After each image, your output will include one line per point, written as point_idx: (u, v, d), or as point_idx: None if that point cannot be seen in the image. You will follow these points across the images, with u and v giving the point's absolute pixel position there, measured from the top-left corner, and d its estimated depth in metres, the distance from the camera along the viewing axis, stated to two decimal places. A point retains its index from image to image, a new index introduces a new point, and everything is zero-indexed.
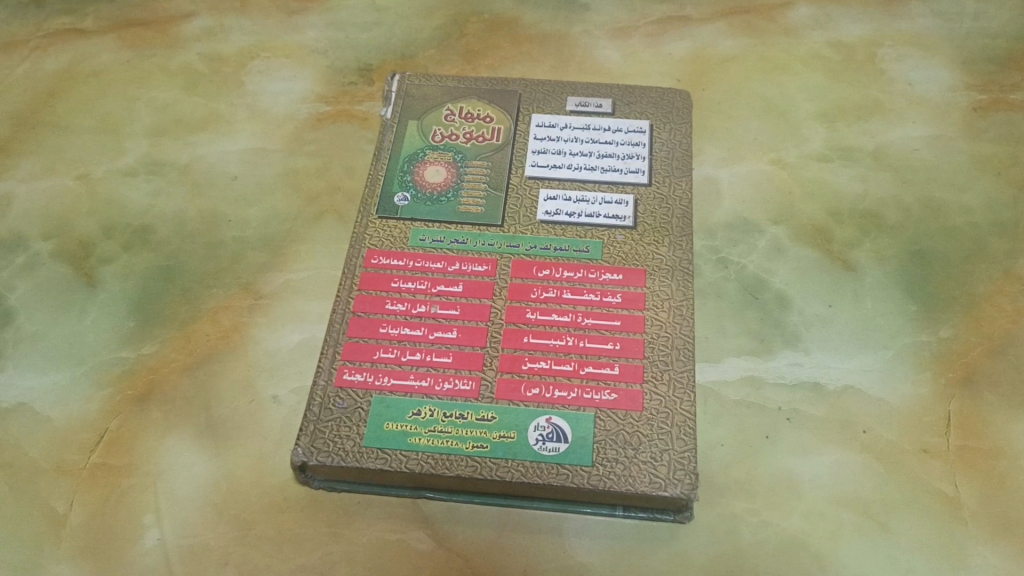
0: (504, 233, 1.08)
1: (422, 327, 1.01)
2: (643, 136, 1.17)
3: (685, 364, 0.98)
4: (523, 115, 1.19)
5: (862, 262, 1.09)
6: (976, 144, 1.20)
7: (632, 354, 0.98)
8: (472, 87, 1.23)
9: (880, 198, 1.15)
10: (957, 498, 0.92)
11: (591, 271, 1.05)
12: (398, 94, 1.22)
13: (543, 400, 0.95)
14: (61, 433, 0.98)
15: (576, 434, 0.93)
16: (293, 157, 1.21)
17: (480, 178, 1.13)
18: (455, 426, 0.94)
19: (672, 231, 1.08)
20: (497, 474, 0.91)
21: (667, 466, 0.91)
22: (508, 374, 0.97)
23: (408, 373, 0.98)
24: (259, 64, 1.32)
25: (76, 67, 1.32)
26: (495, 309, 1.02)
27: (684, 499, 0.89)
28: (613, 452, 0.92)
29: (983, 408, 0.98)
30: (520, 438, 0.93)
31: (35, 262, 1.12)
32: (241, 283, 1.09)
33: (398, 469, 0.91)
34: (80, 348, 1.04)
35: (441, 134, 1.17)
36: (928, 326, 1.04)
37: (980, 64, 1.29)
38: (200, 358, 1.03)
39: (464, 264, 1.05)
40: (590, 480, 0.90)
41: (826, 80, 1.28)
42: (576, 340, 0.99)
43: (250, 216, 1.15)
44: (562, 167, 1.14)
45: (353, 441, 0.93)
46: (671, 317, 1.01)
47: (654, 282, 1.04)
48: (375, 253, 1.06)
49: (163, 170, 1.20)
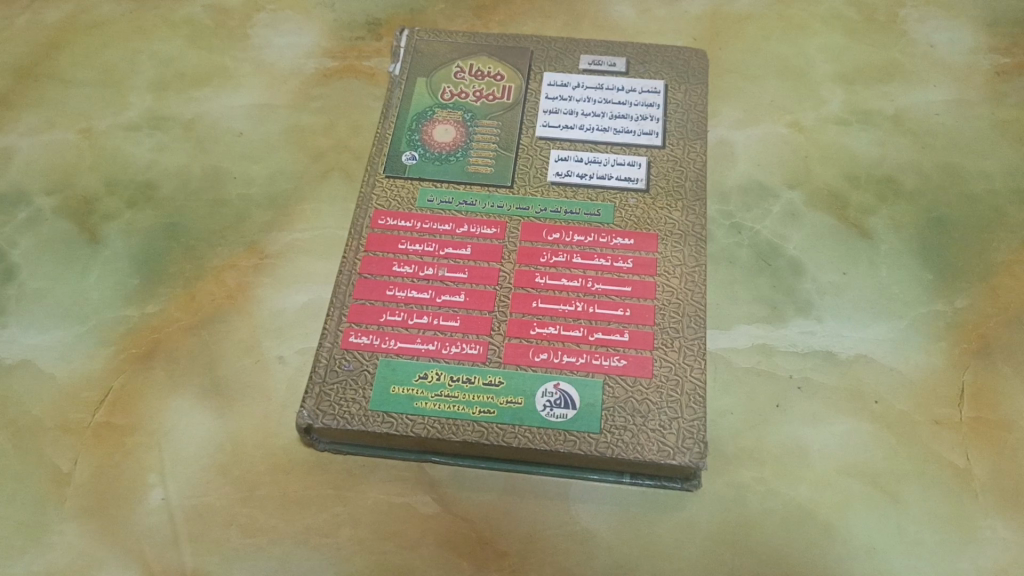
0: (513, 195, 1.06)
1: (429, 290, 0.99)
2: (657, 96, 1.15)
3: (695, 331, 0.96)
4: (535, 73, 1.17)
5: (877, 229, 1.07)
6: (998, 109, 1.17)
7: (642, 321, 0.97)
8: (483, 44, 1.20)
9: (898, 163, 1.13)
10: (969, 471, 0.91)
11: (602, 235, 1.03)
12: (407, 49, 1.19)
13: (552, 365, 0.94)
14: (64, 392, 0.97)
15: (584, 401, 0.92)
16: (299, 114, 1.18)
17: (490, 138, 1.10)
18: (462, 390, 0.93)
19: (686, 195, 1.06)
20: (503, 440, 0.90)
21: (675, 433, 0.90)
22: (516, 339, 0.96)
23: (415, 337, 0.96)
24: (265, 17, 1.29)
25: (78, 18, 1.30)
26: (504, 273, 1.00)
27: (692, 466, 0.88)
28: (622, 420, 0.91)
29: (997, 379, 0.96)
30: (528, 404, 0.92)
31: (38, 217, 1.10)
32: (246, 242, 1.07)
33: (404, 433, 0.90)
34: (84, 306, 1.03)
35: (451, 91, 1.14)
36: (943, 295, 1.02)
37: (1005, 26, 1.26)
38: (204, 318, 1.02)
39: (472, 226, 1.04)
40: (597, 447, 0.89)
41: (846, 40, 1.25)
42: (585, 306, 0.98)
43: (255, 173, 1.13)
44: (574, 128, 1.11)
45: (358, 404, 0.92)
46: (683, 284, 0.99)
47: (665, 247, 1.02)
48: (382, 214, 1.04)
49: (167, 125, 1.18)
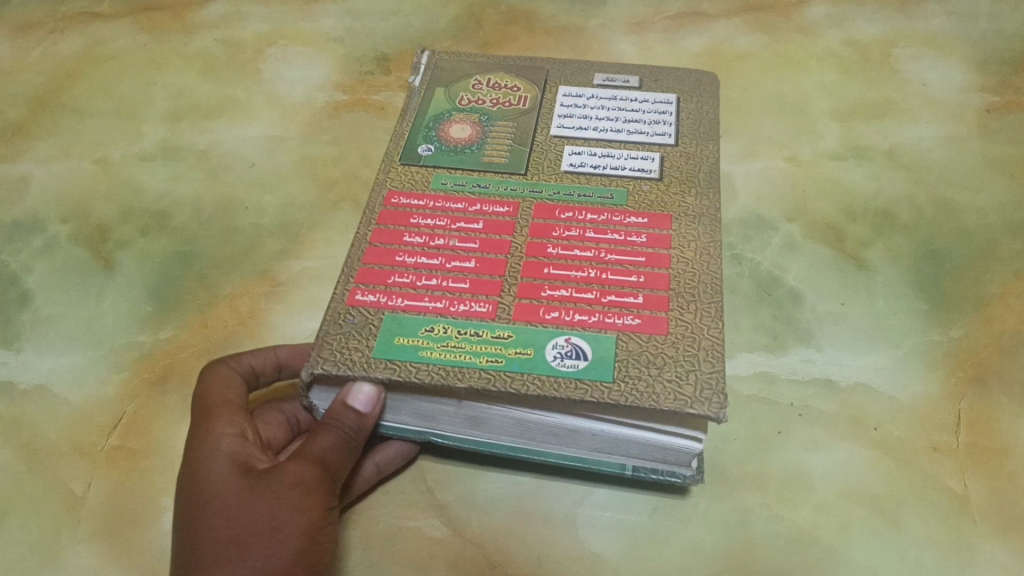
0: (526, 180, 1.04)
1: (439, 257, 0.95)
2: (671, 106, 1.12)
3: (712, 296, 0.91)
4: (550, 86, 1.16)
5: (873, 260, 1.10)
6: (989, 145, 1.21)
7: (657, 287, 0.92)
8: (501, 62, 1.19)
9: (894, 197, 1.16)
10: (967, 497, 0.93)
11: (615, 215, 0.99)
12: (427, 65, 1.18)
13: (562, 322, 0.88)
14: (77, 416, 0.98)
15: (596, 353, 0.85)
16: (310, 145, 1.21)
17: (506, 136, 1.09)
18: (469, 341, 0.86)
19: (700, 183, 1.03)
20: (510, 385, 0.82)
21: (693, 385, 0.82)
22: (525, 299, 0.91)
23: (422, 296, 0.91)
24: (277, 51, 1.32)
25: (93, 51, 1.33)
26: (515, 244, 0.96)
27: (710, 416, 0.79)
28: (636, 370, 0.84)
29: (993, 407, 0.99)
30: (537, 355, 0.85)
31: (53, 244, 1.12)
32: (258, 269, 1.10)
33: (405, 379, 0.83)
34: (97, 331, 1.05)
35: (468, 98, 1.13)
36: (939, 325, 1.05)
37: (994, 65, 1.30)
38: (217, 343, 1.04)
39: (485, 205, 1.00)
40: (609, 395, 0.81)
41: (841, 79, 1.29)
42: (598, 273, 0.93)
43: (267, 202, 1.16)
44: (588, 130, 1.10)
45: (363, 352, 0.86)
46: (697, 256, 0.95)
47: (680, 226, 0.98)
48: (396, 194, 1.02)
49: (179, 155, 1.21)
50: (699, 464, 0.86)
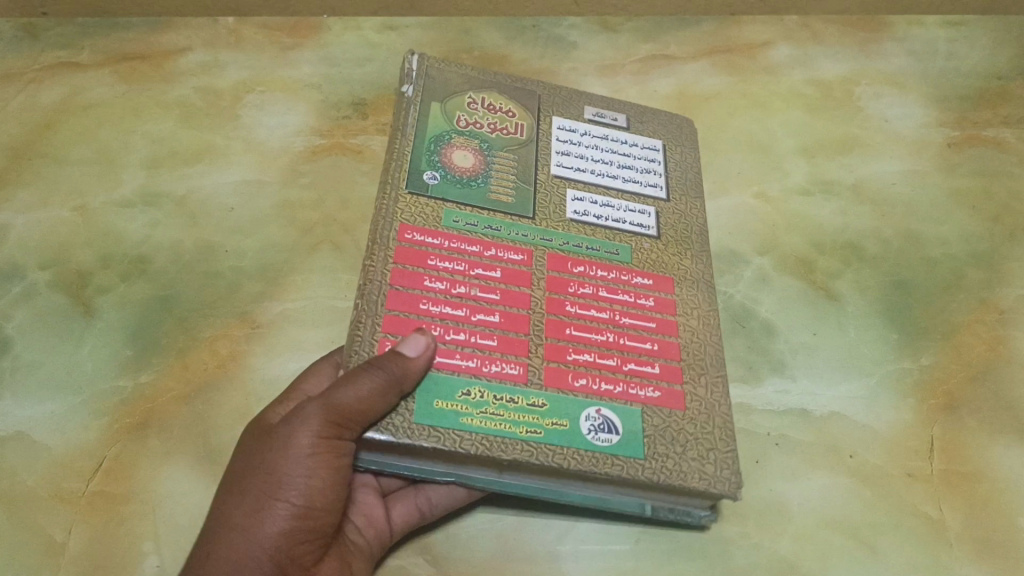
0: (536, 227, 1.03)
1: (464, 308, 0.93)
2: (658, 155, 1.17)
3: (719, 369, 0.97)
4: (543, 115, 1.16)
5: (843, 291, 1.13)
6: (951, 178, 1.25)
7: (670, 356, 0.96)
8: (491, 82, 1.17)
9: (861, 230, 1.19)
10: (943, 521, 0.94)
11: (623, 273, 1.02)
12: (418, 73, 1.13)
13: (591, 390, 0.91)
14: (57, 462, 0.98)
15: (626, 427, 0.89)
16: (288, 189, 1.23)
17: (508, 171, 1.07)
18: (508, 409, 0.87)
19: (692, 246, 1.08)
20: (554, 461, 0.84)
21: (714, 464, 0.89)
22: (554, 363, 0.92)
23: (453, 352, 0.89)
24: (254, 98, 1.35)
25: (72, 100, 1.35)
26: (535, 298, 0.96)
27: (732, 497, 0.86)
28: (664, 448, 0.88)
29: (964, 433, 1.01)
30: (573, 427, 0.87)
31: (32, 291, 1.12)
32: (238, 312, 1.11)
33: (453, 450, 0.83)
34: (77, 377, 1.05)
35: (466, 120, 1.10)
36: (909, 354, 1.07)
37: (953, 102, 1.35)
38: (197, 387, 1.04)
39: (500, 251, 0.99)
40: (644, 474, 0.86)
41: (806, 116, 1.33)
42: (616, 337, 0.95)
43: (246, 246, 1.17)
44: (586, 172, 1.11)
45: (404, 415, 0.84)
46: (701, 325, 1.00)
47: (682, 290, 1.03)
48: (409, 228, 0.97)
49: (159, 202, 1.22)
50: (713, 505, 0.91)
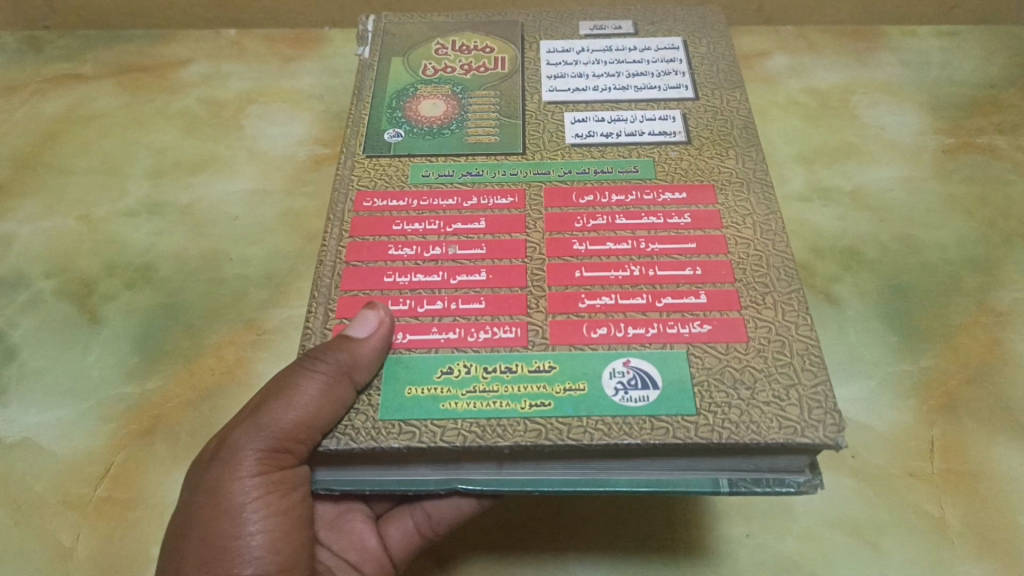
0: (527, 162, 0.97)
1: (440, 272, 0.87)
2: (676, 53, 1.10)
3: (788, 284, 0.85)
4: (530, 44, 1.13)
5: (843, 295, 1.14)
6: (947, 185, 1.27)
7: (720, 279, 0.85)
8: (463, 23, 1.15)
9: (859, 235, 1.21)
10: (944, 519, 0.96)
11: (646, 192, 0.93)
12: (374, 33, 1.14)
13: (615, 340, 0.81)
14: (65, 468, 0.99)
15: (668, 379, 0.78)
16: (292, 197, 1.24)
17: (489, 108, 1.04)
18: (502, 382, 0.79)
19: (737, 143, 0.99)
20: (570, 437, 0.75)
21: (798, 405, 0.76)
22: (562, 316, 0.83)
23: (429, 326, 0.83)
24: (258, 109, 1.36)
25: (76, 112, 1.36)
26: (532, 244, 0.89)
27: (828, 445, 0.73)
28: (722, 395, 0.77)
29: (965, 432, 1.02)
30: (592, 390, 0.78)
31: (38, 300, 1.13)
32: (243, 319, 1.11)
33: (433, 443, 0.75)
34: (84, 384, 1.05)
35: (434, 68, 1.09)
36: (909, 356, 1.08)
37: (947, 109, 1.37)
38: (204, 392, 1.05)
39: (483, 198, 0.93)
40: (698, 433, 0.75)
41: (803, 125, 1.35)
42: (643, 270, 0.86)
43: (251, 254, 1.18)
44: (587, 90, 1.06)
45: (365, 415, 0.77)
46: (757, 232, 0.90)
47: (725, 198, 0.93)
48: (367, 197, 0.94)
49: (163, 211, 1.23)
50: (813, 467, 0.77)
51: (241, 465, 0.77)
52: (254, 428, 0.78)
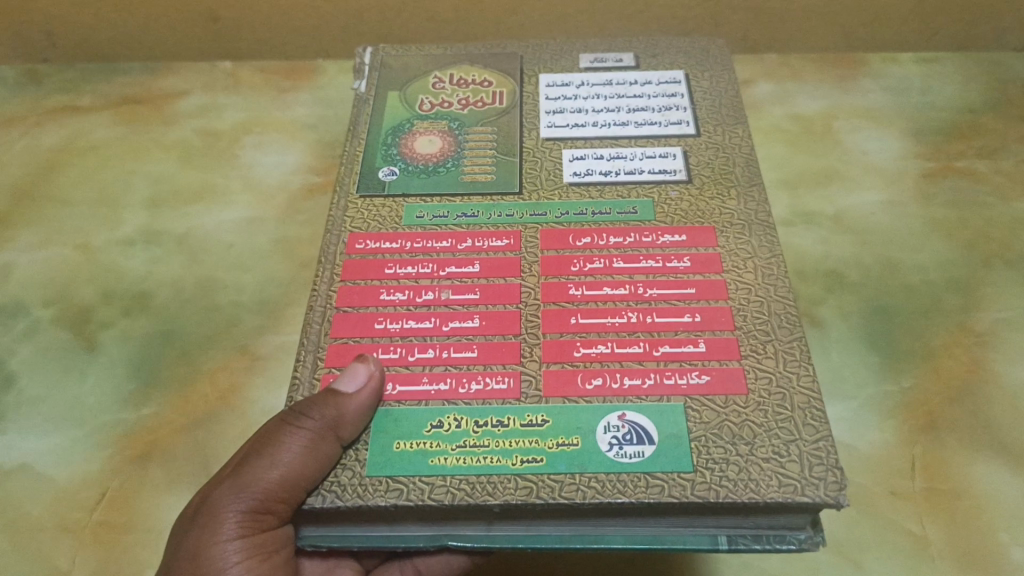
0: (523, 202, 1.00)
1: (433, 319, 0.89)
2: (677, 87, 1.12)
3: (789, 332, 0.86)
4: (530, 77, 1.16)
5: (826, 318, 1.17)
6: (928, 208, 1.29)
7: (719, 327, 0.87)
8: (462, 56, 1.19)
9: (841, 258, 1.23)
10: (925, 537, 0.97)
11: (645, 234, 0.95)
12: (370, 65, 1.18)
13: (611, 391, 0.83)
14: (61, 493, 1.00)
15: (664, 434, 0.79)
16: (286, 225, 1.27)
17: (486, 145, 1.06)
18: (493, 437, 0.80)
19: (739, 182, 1.01)
20: (562, 495, 0.76)
21: (799, 462, 0.77)
22: (556, 365, 0.85)
23: (420, 377, 0.85)
24: (252, 139, 1.39)
25: (75, 143, 1.39)
26: (526, 289, 0.91)
27: (830, 503, 0.73)
28: (719, 451, 0.78)
29: (945, 451, 1.04)
30: (585, 445, 0.79)
31: (37, 328, 1.15)
32: (237, 345, 1.13)
33: (422, 501, 0.77)
34: (81, 410, 1.07)
35: (431, 103, 1.12)
36: (891, 377, 1.10)
37: (928, 135, 1.40)
38: (198, 418, 1.07)
39: (477, 240, 0.96)
40: (694, 490, 0.75)
41: (787, 151, 1.38)
42: (641, 317, 0.88)
43: (245, 281, 1.20)
44: (586, 126, 1.09)
45: (352, 471, 0.79)
46: (759, 276, 0.91)
47: (726, 240, 0.94)
48: (359, 238, 0.96)
49: (160, 239, 1.25)
50: (814, 524, 0.77)
51: (222, 529, 0.79)
52: (236, 487, 0.79)
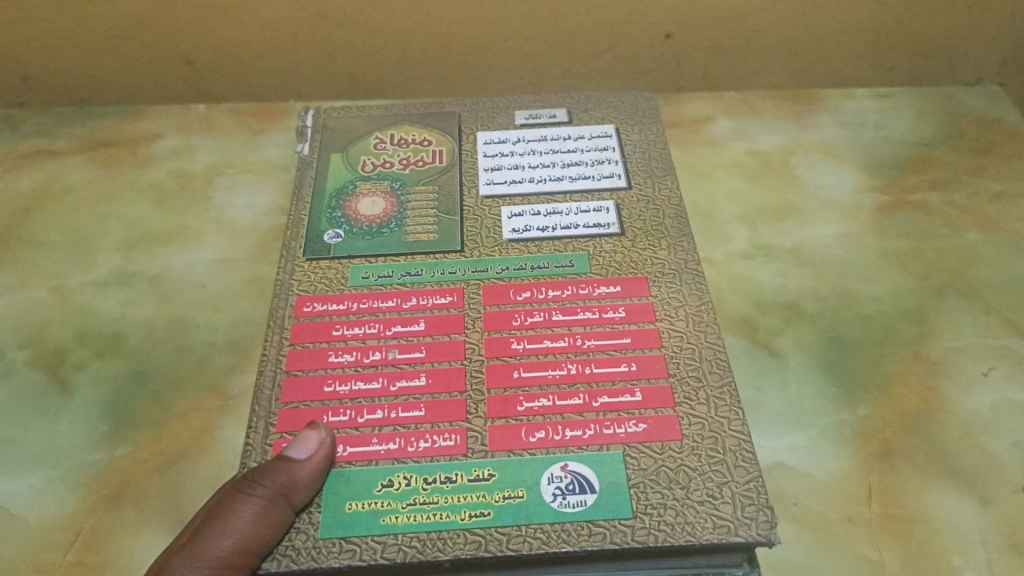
0: (466, 260, 1.12)
1: (381, 380, 0.99)
2: (607, 142, 1.27)
3: (720, 378, 0.99)
4: (469, 135, 1.30)
5: (785, 349, 1.20)
6: (882, 240, 1.34)
7: (656, 374, 0.99)
8: (400, 116, 1.33)
9: (799, 290, 1.27)
10: (882, 562, 1.00)
11: (582, 287, 1.08)
12: (315, 127, 1.31)
13: (554, 444, 0.93)
14: (34, 534, 1.02)
15: (605, 483, 0.90)
16: (258, 265, 1.29)
17: (426, 205, 1.19)
18: (441, 493, 0.90)
19: (669, 233, 1.15)
20: (511, 546, 0.86)
21: (732, 504, 0.88)
22: (500, 421, 0.96)
23: (370, 438, 0.95)
24: (224, 180, 1.42)
25: (49, 187, 1.41)
26: (470, 345, 1.03)
27: (762, 541, 0.85)
28: (658, 497, 0.89)
29: (900, 478, 1.07)
30: (530, 497, 0.89)
31: (10, 370, 1.17)
32: (209, 385, 1.15)
33: (372, 559, 0.85)
34: (55, 452, 1.09)
35: (372, 164, 1.25)
36: (847, 406, 1.14)
37: (883, 168, 1.44)
38: (170, 458, 1.08)
39: (424, 298, 1.07)
40: (636, 536, 0.86)
41: (746, 185, 1.42)
42: (580, 368, 1.00)
43: (218, 320, 1.22)
44: (524, 182, 1.22)
45: (306, 534, 0.87)
46: (688, 323, 1.04)
47: (659, 290, 1.08)
48: (306, 302, 1.07)
49: (134, 281, 1.27)
50: (750, 560, 0.90)
51: None
52: (190, 556, 0.82)
